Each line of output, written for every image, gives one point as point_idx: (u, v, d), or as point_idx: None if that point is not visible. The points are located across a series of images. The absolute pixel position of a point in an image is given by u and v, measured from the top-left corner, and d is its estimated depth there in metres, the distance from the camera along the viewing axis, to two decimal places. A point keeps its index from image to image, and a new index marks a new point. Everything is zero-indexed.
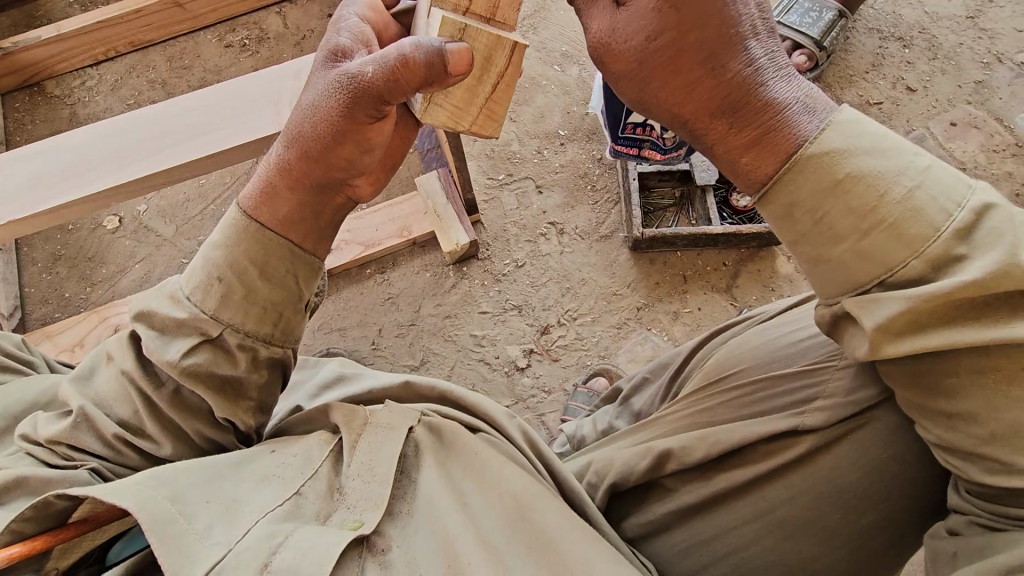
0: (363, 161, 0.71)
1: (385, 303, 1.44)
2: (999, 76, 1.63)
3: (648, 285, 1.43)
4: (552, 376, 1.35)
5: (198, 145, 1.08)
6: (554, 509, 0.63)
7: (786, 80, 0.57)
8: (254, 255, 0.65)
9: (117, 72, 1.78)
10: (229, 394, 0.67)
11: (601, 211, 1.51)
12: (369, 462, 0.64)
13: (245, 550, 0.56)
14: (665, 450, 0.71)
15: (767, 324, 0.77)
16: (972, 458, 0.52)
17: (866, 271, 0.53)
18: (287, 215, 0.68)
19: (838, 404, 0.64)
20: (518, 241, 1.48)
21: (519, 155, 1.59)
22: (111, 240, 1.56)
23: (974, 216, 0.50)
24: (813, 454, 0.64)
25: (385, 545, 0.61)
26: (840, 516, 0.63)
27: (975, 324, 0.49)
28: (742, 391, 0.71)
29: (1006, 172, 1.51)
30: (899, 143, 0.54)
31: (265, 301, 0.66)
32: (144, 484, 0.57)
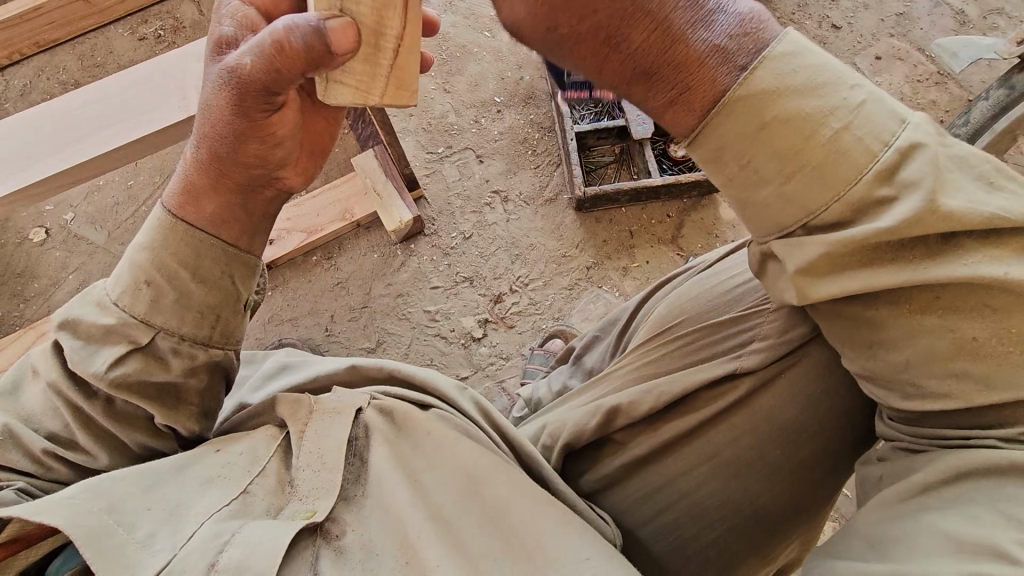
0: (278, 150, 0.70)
1: (335, 288, 1.42)
2: (919, 7, 1.66)
3: (596, 244, 1.44)
4: (508, 343, 1.36)
5: (105, 139, 1.04)
6: (508, 480, 0.63)
7: (708, 20, 0.50)
8: (182, 255, 0.62)
9: (25, 77, 1.68)
10: (168, 401, 0.64)
11: (543, 175, 1.51)
12: (318, 451, 0.64)
13: (188, 555, 0.55)
14: (612, 407, 0.71)
15: (707, 271, 0.77)
16: (891, 387, 0.52)
17: (787, 214, 0.51)
18: (215, 214, 0.65)
19: (774, 343, 0.65)
20: (463, 213, 1.47)
21: (456, 127, 1.56)
22: (41, 253, 1.49)
23: (900, 155, 0.48)
24: (748, 395, 0.66)
25: (341, 531, 0.60)
26: (777, 451, 0.65)
27: (890, 263, 0.48)
28: (686, 340, 0.71)
29: (930, 100, 1.55)
30: (836, 74, 0.50)
31: (200, 305, 0.63)
32: (76, 499, 0.55)
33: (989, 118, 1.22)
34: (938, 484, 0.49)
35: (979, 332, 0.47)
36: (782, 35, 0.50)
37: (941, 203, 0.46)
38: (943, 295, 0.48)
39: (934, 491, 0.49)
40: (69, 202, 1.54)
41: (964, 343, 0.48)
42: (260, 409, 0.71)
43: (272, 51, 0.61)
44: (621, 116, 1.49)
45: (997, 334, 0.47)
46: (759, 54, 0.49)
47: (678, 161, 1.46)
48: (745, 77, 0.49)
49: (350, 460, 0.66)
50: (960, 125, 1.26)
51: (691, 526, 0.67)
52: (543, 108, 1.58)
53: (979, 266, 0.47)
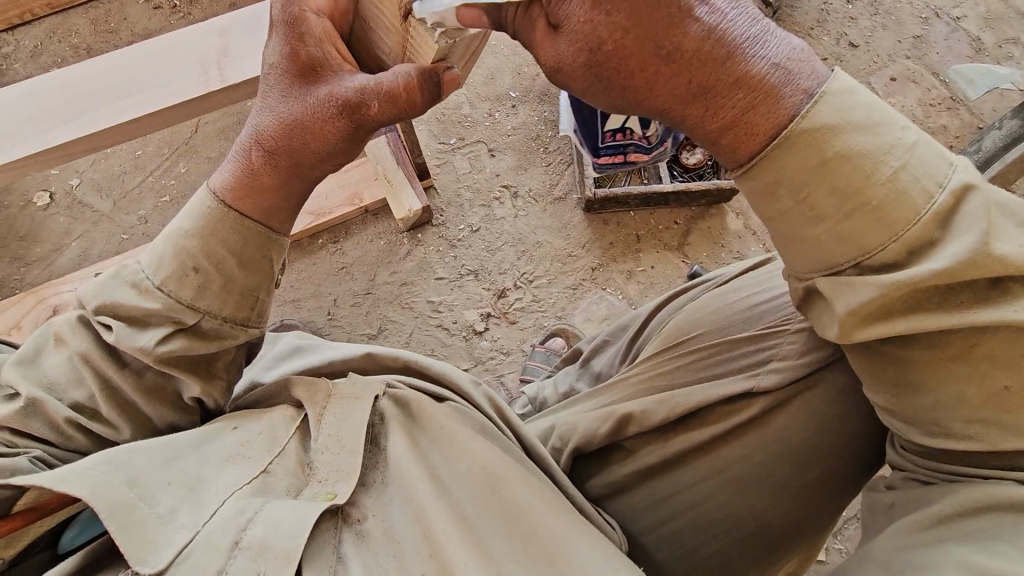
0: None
1: (340, 273, 1.41)
2: (936, 31, 1.68)
3: (603, 246, 1.45)
4: (510, 338, 1.37)
5: (122, 108, 1.03)
6: (525, 480, 0.64)
7: (762, 44, 0.51)
8: (227, 241, 0.61)
9: (36, 38, 1.66)
10: (202, 375, 0.64)
11: (554, 173, 1.51)
12: (337, 434, 0.64)
13: (213, 532, 0.56)
14: (626, 414, 0.72)
15: (723, 287, 0.78)
16: (913, 423, 0.53)
17: (840, 252, 0.51)
18: (274, 209, 0.64)
19: (794, 364, 0.67)
20: (472, 206, 1.47)
21: (470, 119, 1.56)
22: (43, 218, 1.48)
23: (952, 200, 0.49)
24: (760, 411, 0.67)
25: (361, 516, 0.61)
26: (787, 470, 0.66)
27: (938, 310, 0.49)
28: (702, 355, 0.72)
29: (941, 125, 1.57)
30: (889, 117, 0.51)
31: (242, 287, 0.63)
32: (97, 470, 0.55)
33: (1001, 148, 1.23)
34: (957, 516, 0.49)
35: (1012, 382, 0.48)
36: (832, 72, 0.51)
37: (993, 247, 0.47)
38: (979, 343, 0.49)
39: (952, 523, 0.49)
40: (74, 168, 1.53)
41: (997, 390, 0.49)
42: (274, 391, 0.71)
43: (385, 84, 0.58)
44: None
45: None
46: (819, 83, 0.50)
47: (689, 168, 1.47)
48: (810, 103, 0.50)
49: (370, 446, 0.66)
50: (971, 151, 1.27)
51: (696, 536, 0.68)
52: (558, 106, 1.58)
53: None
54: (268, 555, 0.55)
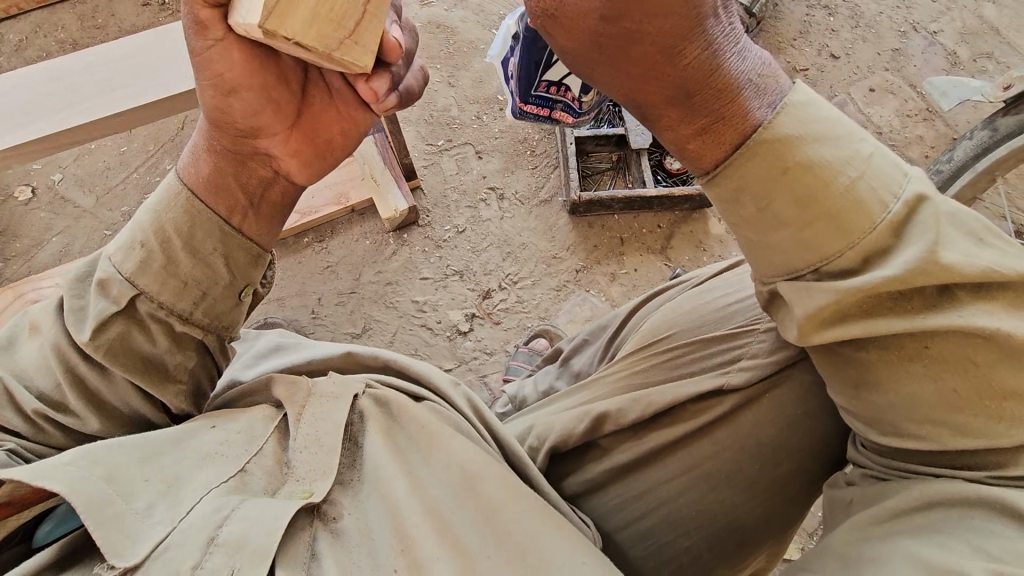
0: (274, 121, 0.68)
1: (324, 272, 1.42)
2: (914, 44, 1.72)
3: (587, 249, 1.46)
4: (493, 339, 1.38)
5: (108, 101, 1.03)
6: (501, 481, 0.64)
7: (741, 56, 0.53)
8: (182, 224, 0.62)
9: (21, 31, 1.65)
10: (155, 377, 0.63)
11: (540, 176, 1.52)
12: (315, 433, 0.64)
13: (189, 527, 0.56)
14: (601, 412, 0.73)
15: (698, 288, 0.80)
16: (872, 424, 0.55)
17: (801, 258, 0.52)
18: (214, 180, 0.65)
19: (761, 363, 0.69)
20: (458, 207, 1.48)
21: (457, 121, 1.57)
22: (25, 212, 1.47)
23: (906, 210, 0.50)
24: (732, 409, 0.69)
25: (337, 514, 0.61)
26: (756, 467, 0.68)
27: (890, 314, 0.50)
28: (677, 353, 0.73)
29: (917, 135, 1.61)
30: (849, 128, 0.53)
31: (187, 276, 0.63)
32: (74, 465, 0.54)
33: (972, 158, 1.26)
34: (912, 511, 0.51)
35: (961, 384, 0.49)
36: (794, 86, 0.54)
37: (941, 256, 0.48)
38: (930, 345, 0.50)
39: (903, 517, 0.51)
40: (58, 162, 1.52)
41: (946, 394, 0.50)
42: (253, 388, 0.71)
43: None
44: (620, 125, 1.52)
45: (974, 389, 0.49)
46: (783, 97, 0.53)
47: (673, 173, 1.49)
48: (774, 115, 0.52)
49: (347, 446, 0.66)
50: (944, 161, 1.30)
51: (669, 533, 0.69)
52: None
53: (976, 319, 0.48)
54: (244, 552, 0.55)
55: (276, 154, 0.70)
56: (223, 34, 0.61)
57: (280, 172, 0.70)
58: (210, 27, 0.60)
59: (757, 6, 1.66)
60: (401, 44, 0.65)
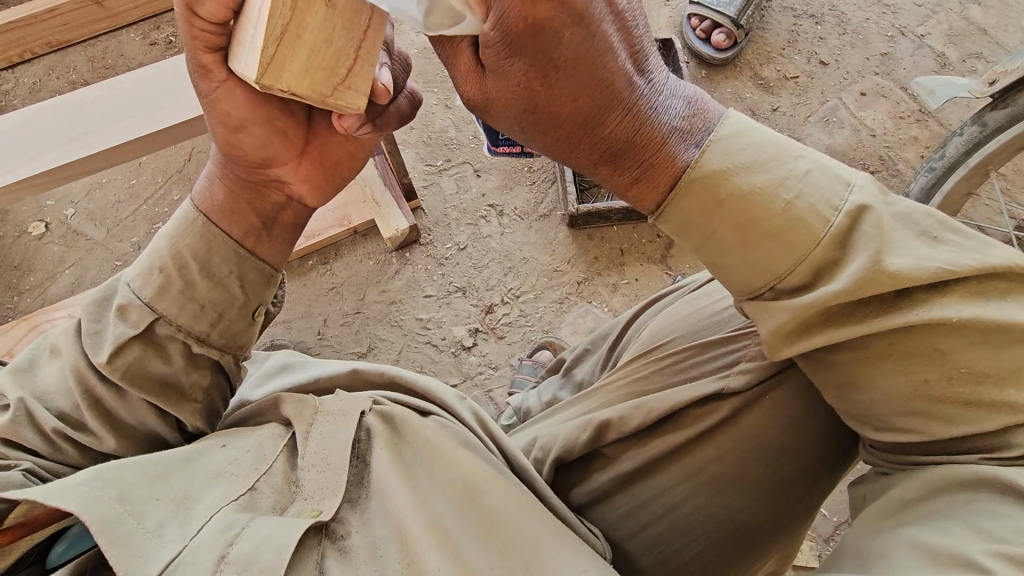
0: (285, 152, 0.69)
1: (329, 293, 1.44)
2: (903, 48, 1.75)
3: (588, 260, 1.47)
4: (498, 353, 1.39)
5: (113, 133, 1.07)
6: (505, 491, 0.64)
7: (664, 104, 0.55)
8: (197, 248, 0.65)
9: (35, 75, 1.72)
10: (171, 396, 0.65)
11: (539, 191, 1.55)
12: (323, 452, 0.65)
13: (200, 546, 0.56)
14: (604, 421, 0.73)
15: (695, 295, 0.82)
16: (861, 421, 0.56)
17: (755, 278, 0.54)
18: (225, 208, 0.68)
19: (762, 363, 0.68)
20: (459, 225, 1.50)
21: (456, 141, 1.61)
22: (39, 247, 1.51)
23: (848, 222, 0.51)
24: (737, 413, 0.69)
25: (346, 531, 0.62)
26: (759, 467, 0.68)
27: (849, 324, 0.51)
28: (677, 358, 0.74)
29: (911, 136, 1.62)
30: (783, 148, 0.53)
31: (203, 300, 0.65)
32: (89, 485, 0.56)
33: (964, 153, 1.28)
34: (916, 501, 0.50)
35: (931, 376, 0.50)
36: (724, 117, 0.55)
37: (886, 263, 0.49)
38: (896, 343, 0.50)
39: (912, 506, 0.50)
40: (70, 198, 1.57)
41: (918, 386, 0.50)
42: (259, 408, 0.72)
43: (209, 28, 0.59)
44: None
45: (945, 376, 0.49)
46: (709, 134, 0.54)
47: None
48: (698, 154, 0.53)
49: (353, 461, 0.67)
50: (937, 158, 1.32)
51: (676, 538, 0.69)
52: None
53: (936, 314, 0.49)
54: (253, 569, 0.55)
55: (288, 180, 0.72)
56: (226, 76, 0.64)
57: (293, 197, 0.73)
58: (212, 70, 0.63)
59: (744, 18, 1.69)
60: (389, 88, 0.66)
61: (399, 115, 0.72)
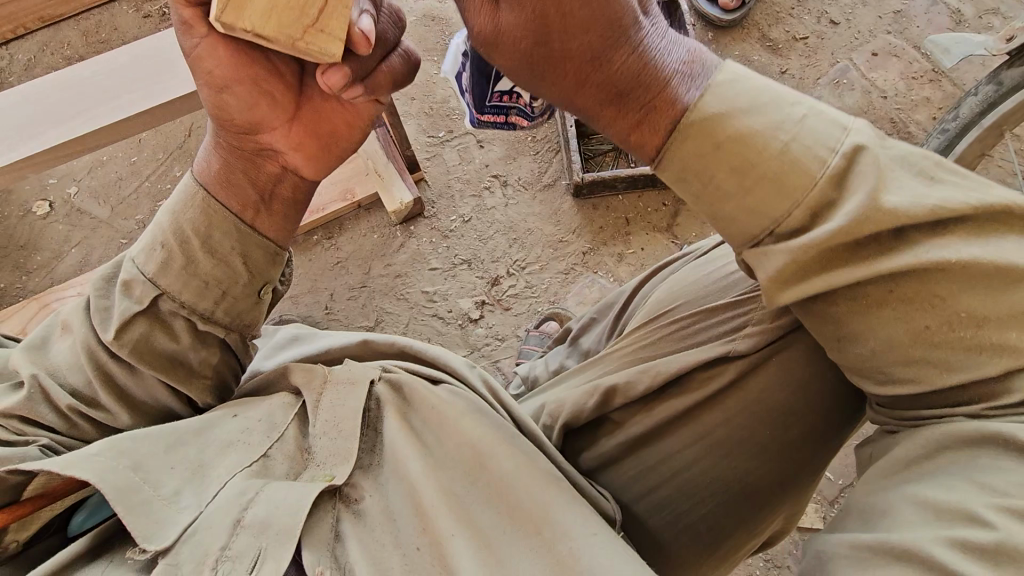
0: (274, 116, 0.69)
1: (335, 267, 1.44)
2: (917, 5, 1.69)
3: (593, 230, 1.46)
4: (505, 325, 1.39)
5: (114, 109, 1.06)
6: (515, 456, 0.64)
7: (667, 49, 0.54)
8: (198, 223, 0.64)
9: (29, 51, 1.69)
10: (181, 373, 0.66)
11: (543, 161, 1.53)
12: (333, 419, 0.66)
13: (215, 512, 0.58)
14: (611, 386, 0.74)
15: (702, 260, 0.81)
16: (862, 375, 0.55)
17: (753, 224, 0.53)
18: (222, 179, 0.67)
19: (767, 328, 0.68)
20: (463, 196, 1.49)
21: (458, 111, 1.58)
22: (43, 226, 1.51)
23: (846, 161, 0.50)
24: (742, 378, 0.69)
25: (359, 495, 0.63)
26: (768, 429, 0.68)
27: (849, 266, 0.50)
28: (683, 325, 0.74)
29: (923, 97, 1.59)
30: (778, 94, 0.52)
31: (206, 275, 0.65)
32: (103, 456, 0.57)
33: (978, 114, 1.25)
34: (918, 459, 0.51)
35: (932, 322, 0.49)
36: (722, 65, 0.54)
37: (884, 200, 0.48)
38: (896, 287, 0.50)
39: (914, 466, 0.51)
40: (71, 176, 1.56)
41: (919, 332, 0.50)
42: (269, 379, 0.73)
43: None
44: None
45: (947, 322, 0.49)
46: (707, 78, 0.53)
47: None
48: (699, 96, 0.52)
49: (364, 429, 0.68)
50: (949, 120, 1.29)
51: (684, 501, 0.70)
52: None
53: (937, 253, 0.48)
54: (269, 532, 0.57)
55: (280, 148, 0.71)
56: (206, 32, 0.62)
57: (287, 167, 0.72)
58: (193, 25, 0.62)
59: None
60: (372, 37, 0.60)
61: (392, 78, 0.69)
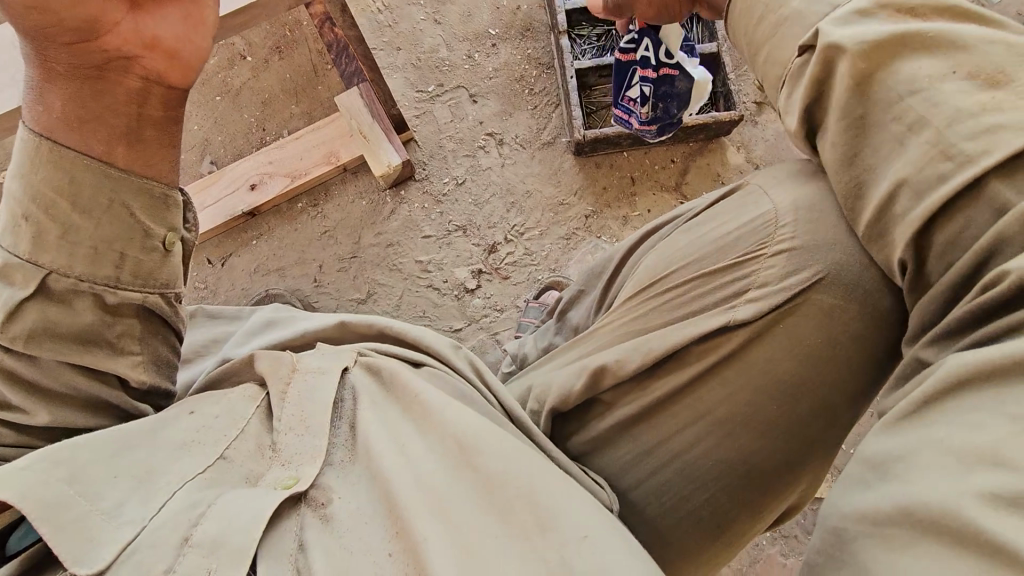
0: (110, 7, 0.59)
1: (323, 237, 1.36)
2: None
3: (596, 191, 1.37)
4: (503, 295, 1.32)
5: None
6: (501, 444, 0.59)
7: None
8: (56, 182, 0.57)
9: None
10: (100, 352, 0.61)
11: (541, 116, 1.41)
12: (302, 412, 0.62)
13: (160, 527, 0.51)
14: (599, 365, 0.67)
15: (692, 221, 0.72)
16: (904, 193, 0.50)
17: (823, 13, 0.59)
18: (76, 115, 0.59)
19: (772, 290, 0.61)
20: (456, 157, 1.39)
21: (448, 62, 1.45)
22: None
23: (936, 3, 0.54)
24: (745, 348, 0.62)
25: (327, 498, 0.57)
26: (775, 409, 0.62)
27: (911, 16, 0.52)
28: (680, 291, 0.66)
29: None
30: None
31: (94, 239, 0.59)
32: (33, 469, 0.50)
33: None
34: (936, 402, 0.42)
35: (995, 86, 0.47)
36: None
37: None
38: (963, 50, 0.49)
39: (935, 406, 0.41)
40: None
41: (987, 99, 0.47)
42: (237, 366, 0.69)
43: None
44: None
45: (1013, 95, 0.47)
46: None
47: None
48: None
49: (335, 425, 0.63)
50: None
51: (690, 503, 0.65)
52: (542, 41, 1.46)
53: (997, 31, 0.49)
54: (220, 552, 0.50)
55: (130, 56, 0.61)
56: None
57: (149, 78, 0.62)
58: None
59: None
60: None
61: None
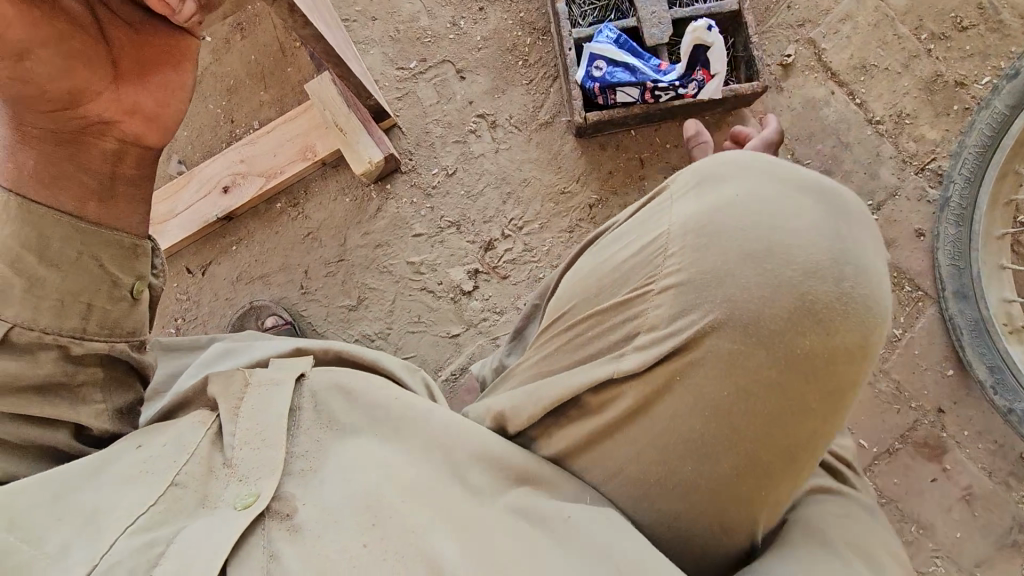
0: (94, 79, 0.64)
1: (306, 240, 1.26)
2: None
3: (601, 177, 1.24)
4: (502, 296, 1.23)
5: None
6: (484, 446, 0.63)
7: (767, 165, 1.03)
8: (29, 237, 0.57)
9: None
10: (63, 402, 0.59)
11: (537, 92, 1.26)
12: (256, 427, 0.60)
13: (114, 567, 0.50)
14: (499, 413, 0.67)
15: (604, 244, 0.67)
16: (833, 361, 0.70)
17: None
18: (49, 176, 0.61)
19: (659, 333, 0.58)
20: (444, 144, 1.26)
21: (430, 32, 1.29)
22: None
23: None
24: (644, 401, 0.59)
25: (291, 509, 0.56)
26: (713, 470, 0.57)
27: None
28: (579, 331, 0.63)
29: None
30: None
31: (61, 291, 0.59)
32: None
33: None
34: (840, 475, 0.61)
35: None
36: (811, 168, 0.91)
37: None
38: None
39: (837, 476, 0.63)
40: None
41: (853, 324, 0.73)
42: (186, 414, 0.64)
43: None
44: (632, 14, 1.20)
45: None
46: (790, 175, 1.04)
47: None
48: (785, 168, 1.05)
49: (294, 435, 0.63)
50: None
51: None
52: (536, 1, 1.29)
53: None
54: None
55: (107, 120, 0.66)
56: None
57: (125, 140, 0.67)
58: None
59: None
60: None
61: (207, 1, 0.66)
